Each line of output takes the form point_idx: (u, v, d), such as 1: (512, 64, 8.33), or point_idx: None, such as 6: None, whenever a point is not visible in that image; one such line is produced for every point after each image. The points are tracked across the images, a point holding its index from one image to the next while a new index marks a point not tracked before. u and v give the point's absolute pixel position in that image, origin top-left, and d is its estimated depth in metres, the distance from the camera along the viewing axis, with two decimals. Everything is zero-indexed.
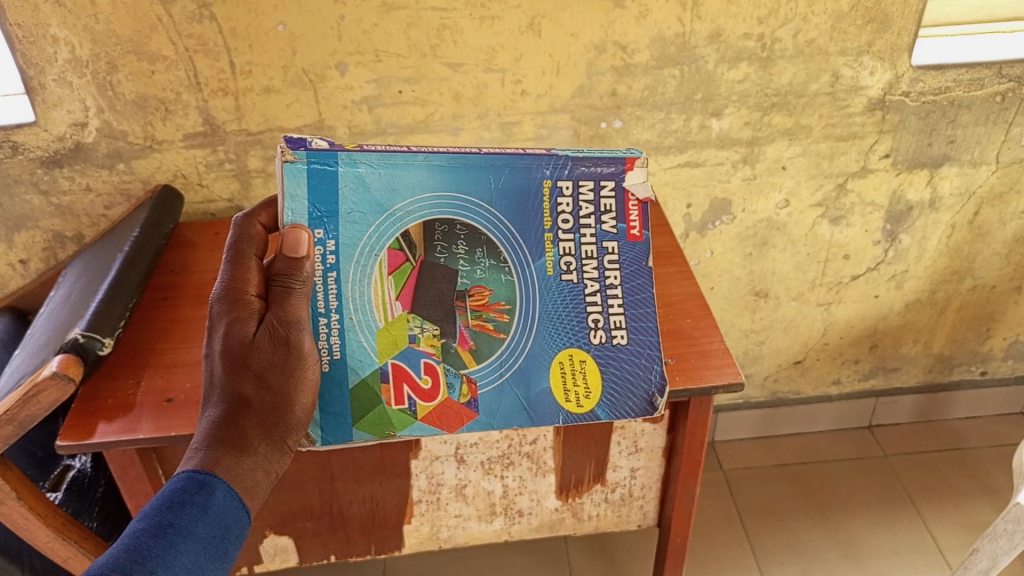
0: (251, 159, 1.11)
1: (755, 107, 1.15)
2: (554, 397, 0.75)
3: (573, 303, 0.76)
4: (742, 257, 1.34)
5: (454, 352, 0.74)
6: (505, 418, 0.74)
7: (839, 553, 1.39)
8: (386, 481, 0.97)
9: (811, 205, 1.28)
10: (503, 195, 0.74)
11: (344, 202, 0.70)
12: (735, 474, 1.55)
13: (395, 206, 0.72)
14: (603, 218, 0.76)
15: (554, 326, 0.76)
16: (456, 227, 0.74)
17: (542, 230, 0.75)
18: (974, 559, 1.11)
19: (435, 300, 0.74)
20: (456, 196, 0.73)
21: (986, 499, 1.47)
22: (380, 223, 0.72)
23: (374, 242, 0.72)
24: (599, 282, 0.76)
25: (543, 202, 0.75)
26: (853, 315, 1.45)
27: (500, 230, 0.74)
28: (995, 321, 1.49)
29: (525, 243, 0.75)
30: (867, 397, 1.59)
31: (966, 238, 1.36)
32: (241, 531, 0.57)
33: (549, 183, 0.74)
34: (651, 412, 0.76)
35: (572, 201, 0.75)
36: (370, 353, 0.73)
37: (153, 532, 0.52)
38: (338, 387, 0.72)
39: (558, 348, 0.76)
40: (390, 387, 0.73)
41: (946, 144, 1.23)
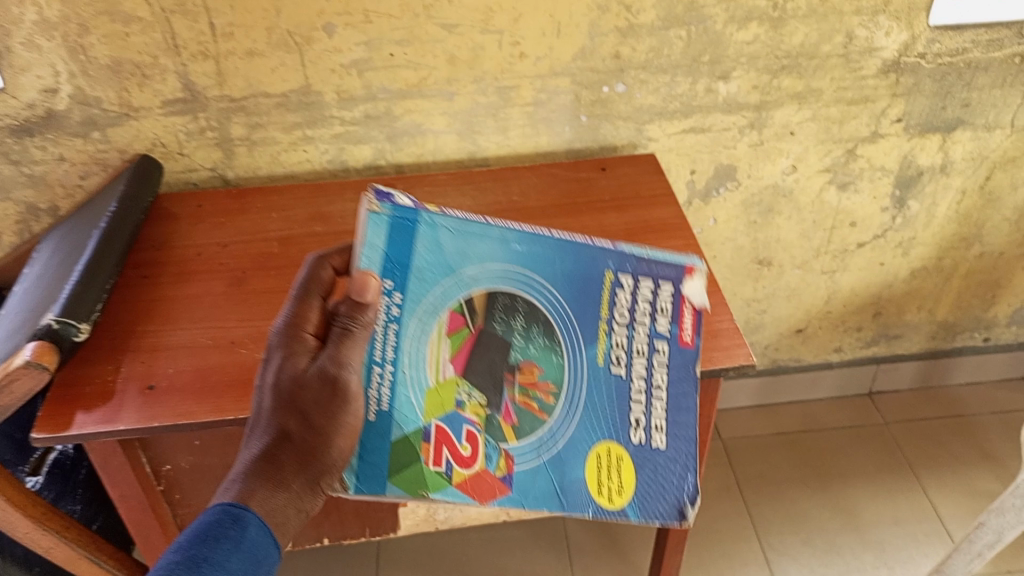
0: (235, 127, 1.05)
1: (765, 69, 1.10)
2: (588, 489, 0.68)
3: (619, 396, 0.70)
4: (746, 225, 1.29)
5: (497, 424, 0.67)
6: (537, 501, 0.67)
7: (839, 521, 1.39)
8: None
9: (819, 170, 1.23)
10: (566, 280, 0.71)
11: (416, 259, 0.66)
12: (734, 443, 1.53)
13: (463, 272, 0.67)
14: (656, 318, 0.73)
15: (605, 413, 0.70)
16: (517, 302, 0.69)
17: (598, 319, 0.71)
18: (980, 531, 1.10)
19: (486, 370, 0.67)
20: (523, 272, 0.69)
21: (986, 466, 1.47)
22: (446, 287, 0.67)
23: (438, 302, 0.66)
24: (647, 379, 0.72)
25: (603, 292, 0.72)
26: (858, 283, 1.41)
27: (557, 311, 0.70)
28: (1001, 288, 1.45)
29: (581, 327, 0.71)
30: (868, 364, 1.56)
31: (976, 204, 1.32)
32: (274, 566, 0.56)
33: (610, 276, 0.73)
34: (680, 522, 0.69)
35: (630, 297, 0.73)
36: (421, 407, 0.65)
37: (185, 565, 0.52)
38: (380, 438, 0.65)
39: (600, 439, 0.69)
40: (436, 444, 0.65)
41: (961, 108, 1.18)
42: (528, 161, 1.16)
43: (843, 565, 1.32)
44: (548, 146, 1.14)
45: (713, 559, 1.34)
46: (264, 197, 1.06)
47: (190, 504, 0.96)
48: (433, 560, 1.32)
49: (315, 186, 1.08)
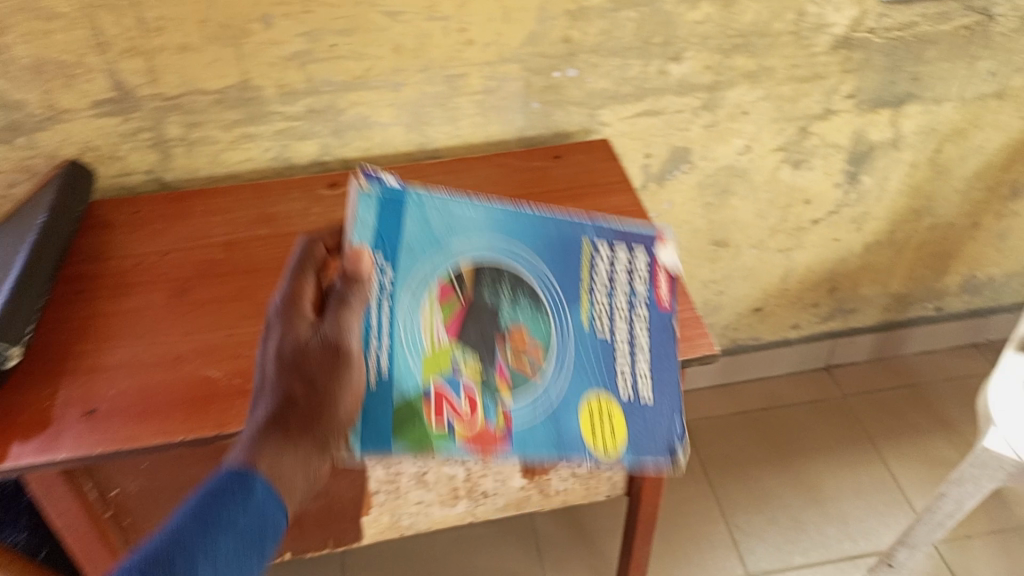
0: (170, 127, 1.00)
1: (717, 49, 1.08)
2: (582, 436, 0.72)
3: (603, 353, 0.75)
4: (702, 207, 1.28)
5: (493, 381, 0.71)
6: (536, 450, 0.70)
7: (803, 499, 1.40)
8: (338, 476, 0.91)
9: (773, 149, 1.22)
10: (547, 248, 0.77)
11: (406, 234, 0.72)
12: (696, 425, 1.53)
13: (451, 246, 0.73)
14: (631, 281, 0.79)
15: (590, 366, 0.74)
16: (504, 271, 0.74)
17: (579, 283, 0.77)
18: (941, 502, 1.11)
19: (479, 333, 0.71)
20: (507, 244, 0.75)
21: (941, 434, 1.49)
22: (435, 257, 0.72)
23: (428, 274, 0.72)
24: (628, 334, 0.77)
25: (581, 260, 0.78)
26: (814, 260, 1.42)
27: (542, 278, 0.76)
28: (952, 257, 1.47)
29: (564, 292, 0.76)
30: (825, 338, 1.57)
31: (927, 176, 1.32)
32: (279, 528, 0.58)
33: (586, 245, 0.79)
34: (674, 463, 0.73)
35: (606, 264, 0.79)
36: (420, 369, 0.70)
37: (196, 521, 0.53)
38: (383, 402, 0.69)
39: (590, 390, 0.73)
40: (439, 400, 0.69)
41: (910, 82, 1.18)
42: (480, 151, 1.12)
43: (808, 541, 1.33)
44: (499, 134, 1.11)
45: (680, 543, 1.34)
46: (205, 200, 1.01)
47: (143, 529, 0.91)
48: (399, 564, 1.29)
49: (259, 187, 1.03)
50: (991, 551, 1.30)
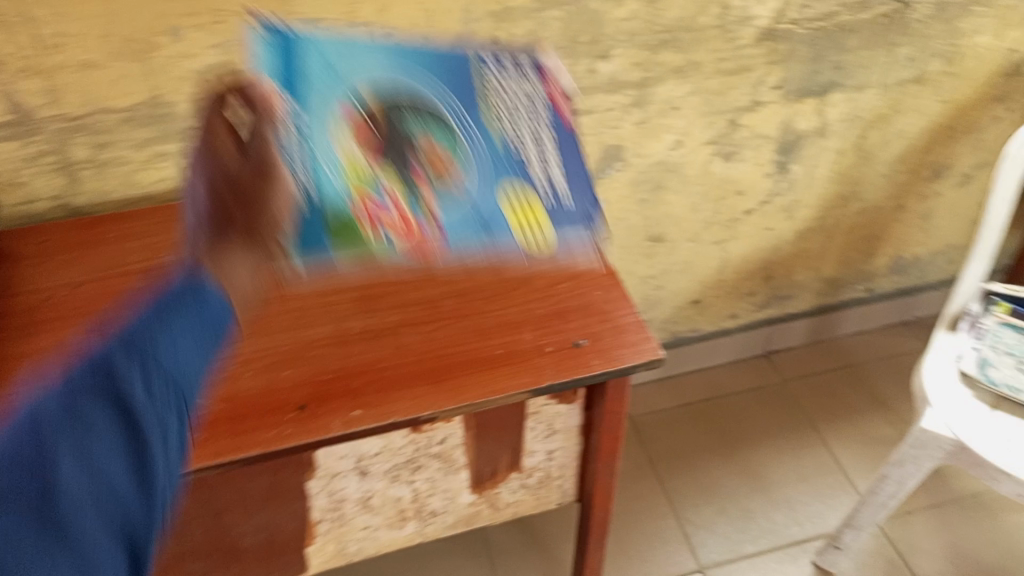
0: (77, 149, 0.93)
1: (644, 45, 1.07)
2: (505, 223, 0.81)
3: (511, 160, 0.82)
4: (636, 204, 1.27)
5: (414, 187, 0.79)
6: (460, 235, 0.79)
7: (749, 486, 1.41)
8: (280, 507, 0.88)
9: (704, 143, 1.22)
10: (440, 67, 0.81)
11: (308, 73, 0.77)
12: (641, 419, 1.53)
13: (349, 78, 0.78)
14: (523, 80, 0.84)
15: (501, 159, 0.81)
16: (405, 93, 0.80)
17: (476, 96, 0.81)
18: (883, 484, 1.13)
19: (393, 146, 0.79)
20: (403, 71, 0.80)
21: (877, 412, 1.53)
22: (342, 92, 0.78)
23: (334, 103, 0.78)
24: (535, 132, 0.83)
25: (475, 76, 0.82)
26: (748, 249, 1.43)
27: (444, 99, 0.80)
28: (879, 240, 1.50)
29: (465, 106, 0.81)
30: (762, 326, 1.59)
31: (853, 162, 1.34)
32: (230, 325, 0.53)
33: (479, 62, 0.83)
34: (593, 231, 0.85)
35: (500, 79, 0.83)
36: (346, 182, 0.78)
37: (160, 303, 0.50)
38: (315, 211, 0.76)
39: (502, 188, 0.81)
40: (369, 209, 0.78)
41: (834, 71, 1.19)
42: None
43: (758, 529, 1.35)
44: None
45: (633, 540, 1.34)
46: (119, 227, 0.95)
47: None
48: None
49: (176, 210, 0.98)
50: (931, 525, 1.34)
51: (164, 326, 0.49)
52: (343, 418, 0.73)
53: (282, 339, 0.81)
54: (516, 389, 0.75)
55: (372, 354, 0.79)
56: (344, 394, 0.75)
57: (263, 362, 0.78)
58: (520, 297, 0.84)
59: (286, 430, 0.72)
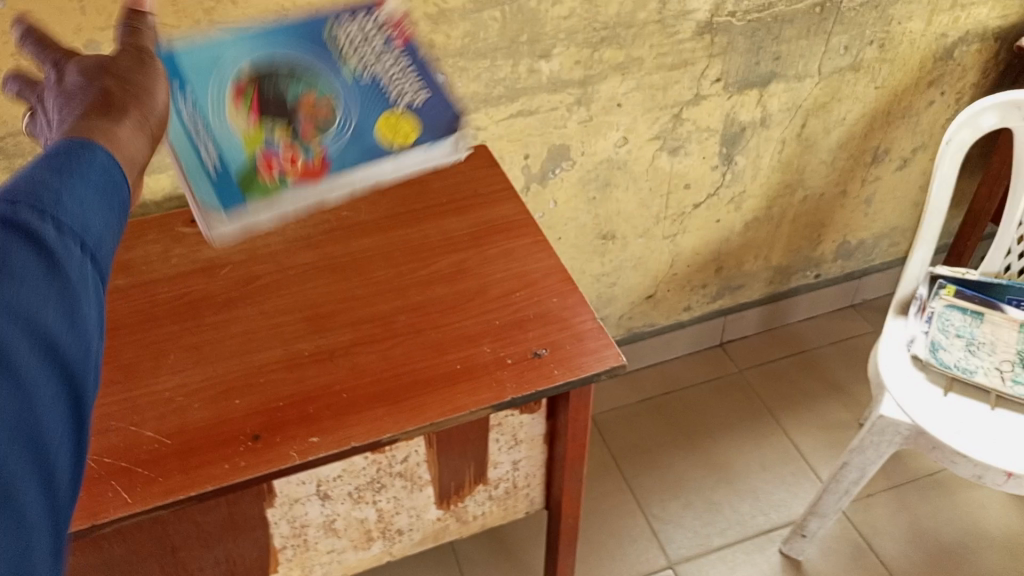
0: None
1: (584, 43, 1.06)
2: (385, 141, 0.82)
3: (379, 93, 0.83)
4: (586, 202, 1.26)
5: (301, 138, 0.80)
6: (356, 160, 0.81)
7: (713, 478, 1.41)
8: (239, 538, 0.84)
9: (649, 139, 1.22)
10: (293, 28, 0.81)
11: (183, 74, 0.77)
12: (603, 418, 1.52)
13: (219, 63, 0.79)
14: (374, 27, 0.84)
15: (369, 92, 0.82)
16: (272, 60, 0.80)
17: (334, 45, 0.82)
18: (846, 471, 1.13)
19: (276, 108, 0.80)
20: (263, 43, 0.80)
21: (833, 397, 1.55)
22: (215, 78, 0.78)
23: (215, 87, 0.78)
24: (388, 65, 0.84)
25: (326, 27, 0.82)
26: (698, 242, 1.43)
27: (304, 59, 0.80)
28: (825, 226, 1.52)
29: (326, 57, 0.81)
30: (716, 317, 1.59)
31: (796, 151, 1.35)
32: (127, 195, 0.49)
33: (326, 19, 0.82)
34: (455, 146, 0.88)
35: (349, 27, 0.83)
36: (238, 145, 0.78)
37: (50, 166, 0.45)
38: (224, 175, 0.78)
39: (380, 112, 0.82)
40: (266, 163, 0.79)
41: (773, 61, 1.20)
42: None
43: (724, 521, 1.35)
44: None
45: (601, 541, 1.33)
46: None
47: None
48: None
49: None
50: (891, 507, 1.36)
51: (64, 177, 0.45)
52: (299, 446, 0.70)
53: (228, 366, 0.77)
54: (477, 404, 0.73)
55: (325, 376, 0.76)
56: (299, 420, 0.72)
57: (211, 391, 0.75)
58: (475, 308, 0.83)
59: (239, 463, 0.69)
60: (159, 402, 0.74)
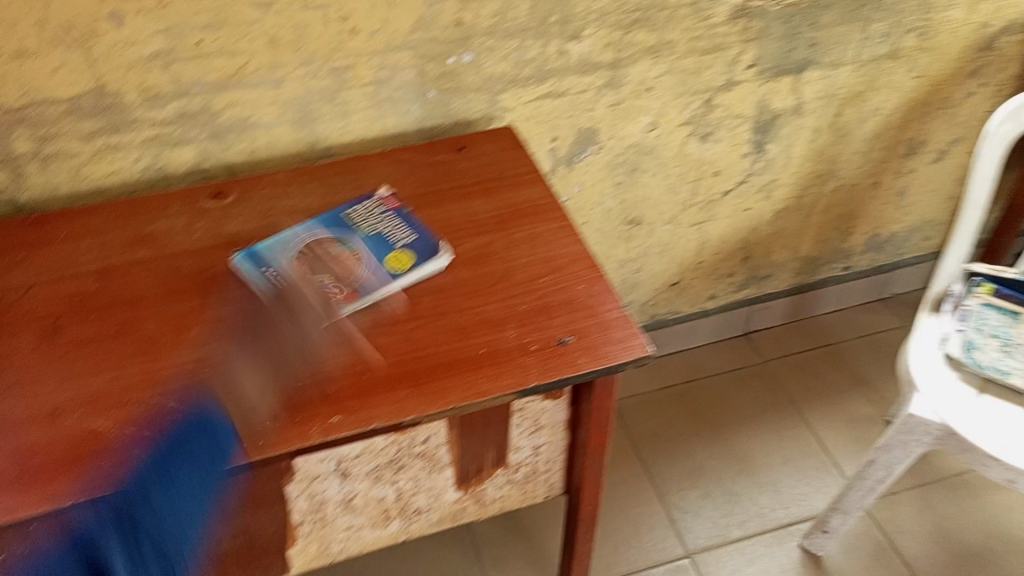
0: (19, 142, 0.88)
1: (616, 25, 1.04)
2: (401, 264, 0.83)
3: (384, 239, 0.86)
4: (612, 187, 1.24)
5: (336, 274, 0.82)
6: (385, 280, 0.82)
7: (733, 469, 1.40)
8: (258, 512, 0.84)
9: (679, 124, 1.19)
10: (329, 235, 0.87)
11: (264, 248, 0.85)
12: (624, 404, 1.50)
13: (286, 275, 0.82)
14: (374, 211, 0.90)
15: (378, 239, 0.86)
16: (321, 252, 0.85)
17: (368, 263, 0.83)
18: (872, 469, 1.11)
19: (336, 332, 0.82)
20: (316, 243, 0.86)
21: (859, 392, 1.52)
22: (286, 253, 0.84)
23: (288, 287, 0.81)
24: (385, 223, 0.88)
25: (353, 231, 0.87)
26: (726, 230, 1.40)
27: (332, 232, 0.87)
28: (856, 218, 1.49)
29: (361, 251, 0.85)
30: (741, 306, 1.57)
31: (830, 141, 1.32)
32: None
33: (347, 216, 0.89)
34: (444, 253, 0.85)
35: (361, 216, 0.89)
36: (305, 289, 0.81)
37: None
38: (299, 312, 0.79)
39: (393, 252, 0.85)
40: (324, 293, 0.81)
41: (809, 48, 1.17)
42: (378, 147, 1.05)
43: (743, 513, 1.33)
44: (396, 127, 1.03)
45: (618, 528, 1.32)
46: (71, 222, 0.90)
47: None
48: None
49: (131, 202, 0.93)
50: (915, 505, 1.34)
51: None
52: (321, 425, 0.69)
53: (250, 343, 0.77)
54: (500, 390, 0.72)
55: (347, 356, 0.75)
56: (320, 399, 0.72)
57: (232, 367, 0.74)
58: (500, 292, 0.81)
59: (260, 440, 0.68)
60: (180, 376, 0.74)
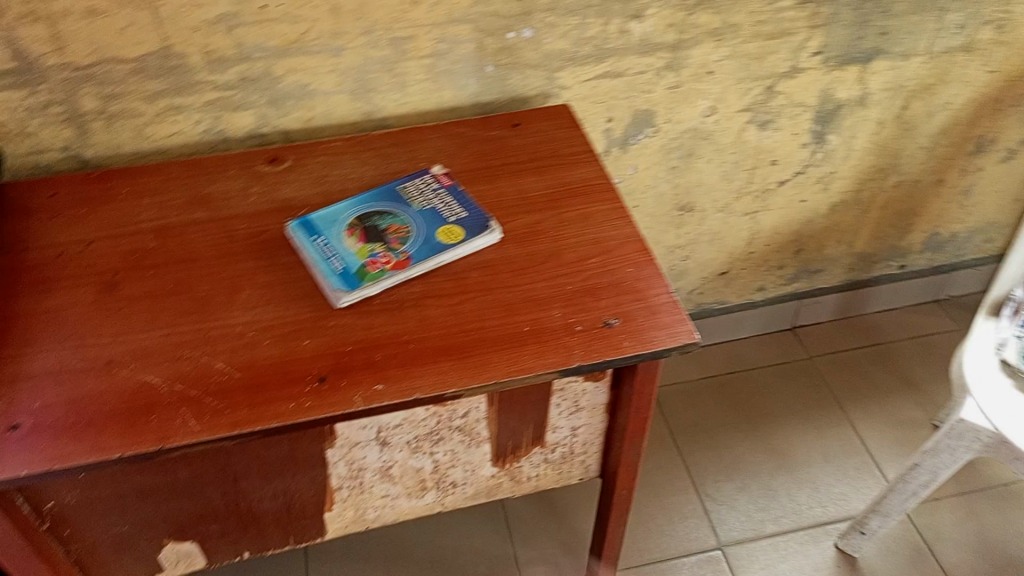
0: (85, 99, 0.90)
1: (680, 5, 1.02)
2: (449, 238, 0.83)
3: (435, 213, 0.86)
4: (666, 171, 1.22)
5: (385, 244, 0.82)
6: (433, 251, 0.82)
7: (772, 464, 1.38)
8: (299, 473, 0.86)
9: (739, 110, 1.17)
10: (380, 206, 0.87)
11: (317, 216, 0.85)
12: (664, 391, 1.49)
13: (335, 240, 0.83)
14: (426, 186, 0.90)
15: (428, 214, 0.86)
16: (371, 221, 0.85)
17: (417, 236, 0.83)
18: (916, 473, 1.09)
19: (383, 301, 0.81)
20: (367, 213, 0.86)
21: (908, 394, 1.49)
22: (337, 221, 0.85)
23: (337, 252, 0.81)
24: (437, 198, 0.88)
25: (404, 203, 0.87)
26: (780, 221, 1.38)
27: (384, 203, 0.87)
28: (916, 215, 1.45)
29: (411, 223, 0.85)
30: (790, 300, 1.54)
31: (894, 134, 1.29)
32: None
33: (400, 189, 0.89)
34: (492, 231, 0.85)
35: (413, 190, 0.89)
36: (354, 256, 0.81)
37: None
38: (346, 276, 0.79)
39: (442, 225, 0.85)
40: (372, 261, 0.81)
41: (878, 37, 1.13)
42: (433, 120, 1.05)
43: (780, 508, 1.32)
44: (452, 101, 1.03)
45: (652, 514, 1.31)
46: (131, 180, 0.92)
47: (84, 539, 0.83)
48: (363, 560, 1.24)
49: (190, 163, 0.94)
50: (959, 513, 1.31)
51: None
52: (363, 393, 0.70)
53: (299, 308, 0.78)
54: (542, 368, 0.72)
55: (392, 326, 0.76)
56: (364, 366, 0.72)
57: (280, 330, 0.76)
58: (548, 271, 0.81)
59: (304, 403, 0.69)
60: (230, 336, 0.75)
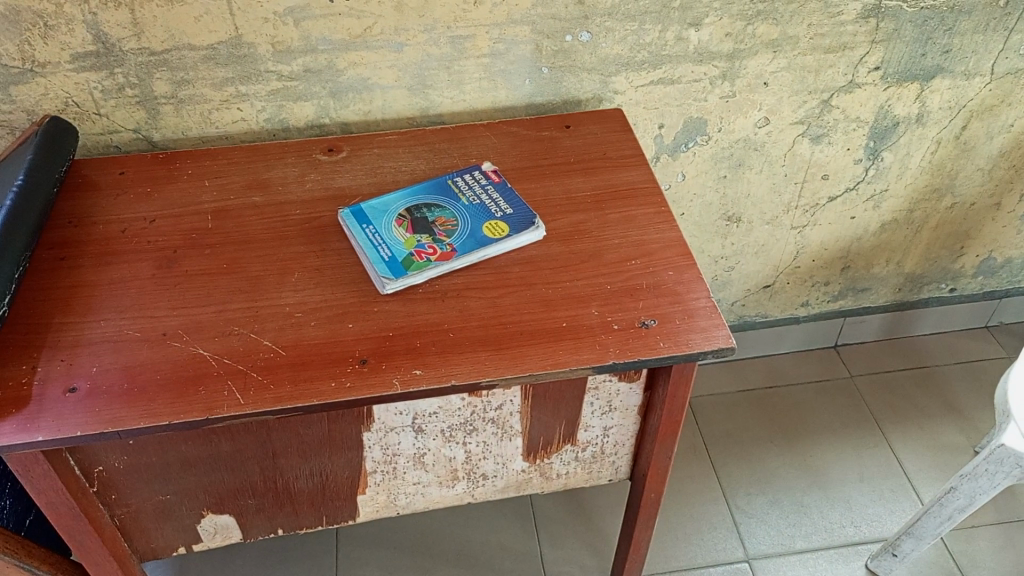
0: (158, 83, 0.94)
1: (739, 15, 1.02)
2: (493, 232, 0.85)
3: (482, 208, 0.88)
4: (715, 180, 1.23)
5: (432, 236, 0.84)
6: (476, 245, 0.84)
7: (805, 481, 1.37)
8: (335, 454, 0.89)
9: (792, 123, 1.17)
10: (430, 199, 0.89)
11: (369, 205, 0.88)
12: (700, 401, 1.49)
13: (384, 229, 0.85)
14: (475, 181, 0.92)
15: (475, 209, 0.88)
16: (420, 213, 0.87)
17: (463, 229, 0.86)
18: (952, 496, 1.08)
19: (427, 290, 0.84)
20: (417, 205, 0.88)
21: (950, 419, 1.46)
22: (387, 211, 0.87)
23: (385, 241, 0.84)
24: (484, 193, 0.90)
25: (453, 197, 0.89)
26: (828, 237, 1.37)
27: (433, 196, 0.90)
28: (971, 238, 1.42)
29: (458, 217, 0.87)
30: (835, 317, 1.53)
31: (951, 154, 1.27)
32: None
33: (450, 183, 0.91)
34: (536, 228, 0.86)
35: (462, 185, 0.91)
36: (401, 245, 0.83)
37: None
38: (392, 264, 0.82)
39: (488, 220, 0.87)
40: (418, 251, 0.83)
41: (941, 55, 1.12)
42: (487, 118, 1.07)
43: (811, 525, 1.31)
44: (507, 100, 1.05)
45: (680, 522, 1.32)
46: (195, 162, 0.96)
47: (129, 504, 0.87)
48: (390, 547, 1.27)
49: (251, 148, 0.98)
50: (996, 542, 1.28)
51: None
52: (402, 377, 0.72)
53: (346, 292, 0.80)
54: (577, 364, 0.73)
55: (435, 315, 0.78)
56: (406, 351, 0.75)
57: (327, 312, 0.78)
58: (589, 270, 0.82)
59: (346, 382, 0.72)
60: (280, 315, 0.78)
